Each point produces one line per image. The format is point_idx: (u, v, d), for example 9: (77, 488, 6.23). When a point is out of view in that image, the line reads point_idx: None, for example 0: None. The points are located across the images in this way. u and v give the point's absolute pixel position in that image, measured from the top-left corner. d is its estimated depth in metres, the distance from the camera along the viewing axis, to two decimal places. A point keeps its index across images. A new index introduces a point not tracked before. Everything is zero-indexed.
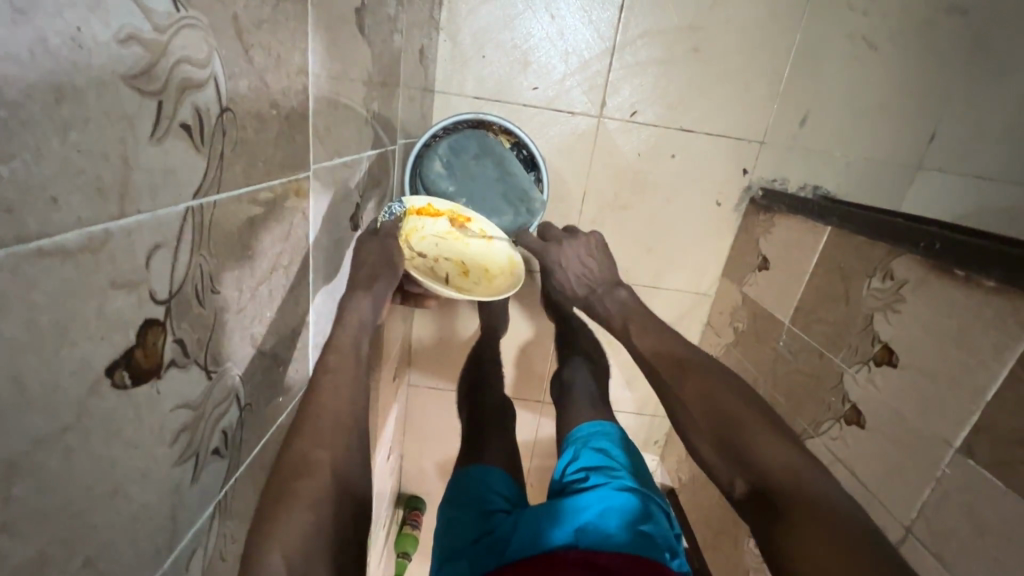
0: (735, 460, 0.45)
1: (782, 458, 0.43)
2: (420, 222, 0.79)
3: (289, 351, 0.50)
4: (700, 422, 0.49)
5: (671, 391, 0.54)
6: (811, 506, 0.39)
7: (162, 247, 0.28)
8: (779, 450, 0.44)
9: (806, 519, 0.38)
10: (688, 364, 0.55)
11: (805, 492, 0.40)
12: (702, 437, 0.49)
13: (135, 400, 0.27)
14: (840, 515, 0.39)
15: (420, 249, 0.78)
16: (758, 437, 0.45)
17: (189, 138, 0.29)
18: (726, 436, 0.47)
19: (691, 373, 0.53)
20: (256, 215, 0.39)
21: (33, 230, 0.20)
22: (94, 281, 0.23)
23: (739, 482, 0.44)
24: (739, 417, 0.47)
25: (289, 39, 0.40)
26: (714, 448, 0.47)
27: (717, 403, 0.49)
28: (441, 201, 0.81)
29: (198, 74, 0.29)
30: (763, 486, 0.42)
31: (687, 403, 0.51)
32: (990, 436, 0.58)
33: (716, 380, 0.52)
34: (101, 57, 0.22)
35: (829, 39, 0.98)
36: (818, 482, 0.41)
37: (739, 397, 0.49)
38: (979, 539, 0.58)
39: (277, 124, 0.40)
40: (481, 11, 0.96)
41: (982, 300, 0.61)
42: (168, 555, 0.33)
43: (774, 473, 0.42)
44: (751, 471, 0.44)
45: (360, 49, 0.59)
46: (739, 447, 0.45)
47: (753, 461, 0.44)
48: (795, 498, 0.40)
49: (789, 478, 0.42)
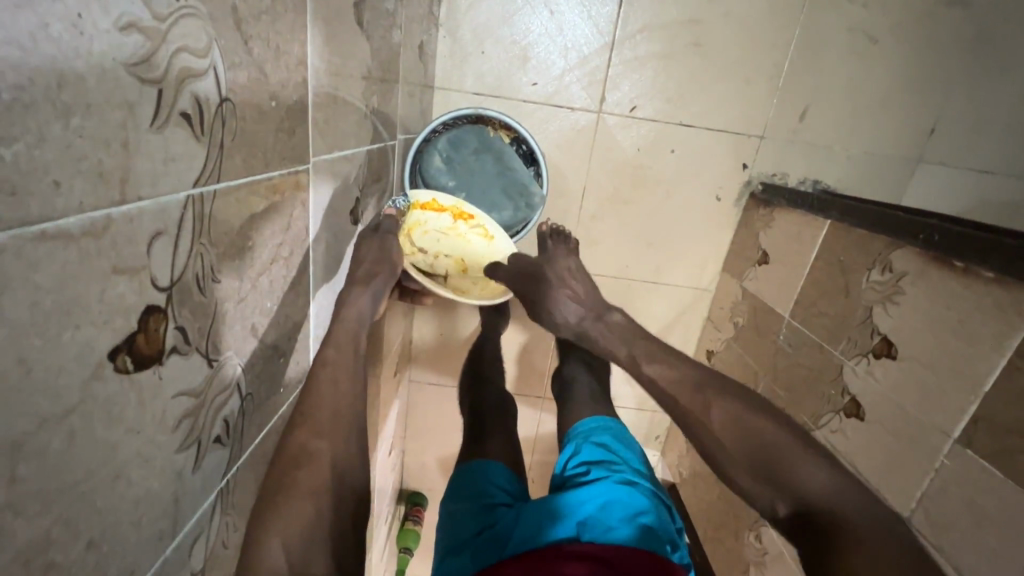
0: (778, 489, 0.43)
1: (825, 483, 0.42)
2: (423, 216, 0.79)
3: (290, 343, 0.50)
4: (734, 452, 0.46)
5: (696, 417, 0.50)
6: (870, 536, 0.38)
7: (163, 235, 0.28)
8: (820, 473, 0.43)
9: (867, 553, 0.37)
10: (705, 383, 0.52)
11: (857, 518, 0.40)
12: (738, 467, 0.46)
13: (137, 385, 0.28)
14: (898, 540, 0.38)
15: (421, 245, 0.79)
16: (798, 461, 0.44)
17: (189, 128, 0.29)
18: (764, 463, 0.45)
19: (712, 397, 0.50)
20: (256, 207, 0.39)
21: (36, 214, 0.20)
22: (96, 265, 0.24)
23: (784, 509, 0.43)
24: (773, 443, 0.45)
25: (288, 31, 0.40)
26: (751, 476, 0.45)
27: (748, 426, 0.47)
28: (447, 196, 0.79)
29: (198, 64, 0.29)
30: (814, 516, 0.41)
31: (716, 430, 0.48)
32: (989, 426, 0.58)
33: (739, 403, 0.49)
34: (102, 44, 0.22)
35: (829, 32, 0.98)
36: (862, 505, 0.41)
37: (766, 416, 0.48)
38: (978, 529, 0.58)
39: (277, 115, 0.40)
40: (480, 7, 0.96)
41: (981, 290, 0.61)
42: (171, 541, 0.33)
43: (823, 502, 0.41)
44: (797, 500, 0.42)
45: (359, 43, 0.59)
46: (782, 475, 0.43)
47: (797, 488, 0.42)
48: (851, 528, 0.39)
49: (840, 507, 0.41)
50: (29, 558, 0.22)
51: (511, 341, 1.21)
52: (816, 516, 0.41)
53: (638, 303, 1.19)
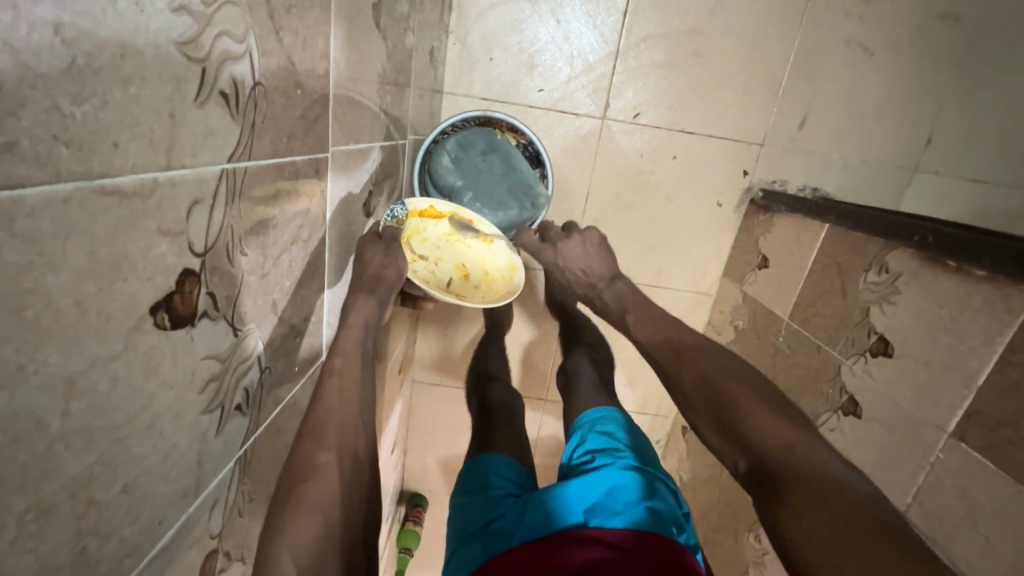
0: (734, 438, 0.46)
1: (776, 431, 0.44)
2: (422, 223, 0.79)
3: (307, 325, 0.52)
4: (701, 408, 0.50)
5: (674, 381, 0.55)
6: (809, 477, 0.39)
7: (200, 203, 0.30)
8: (776, 424, 0.44)
9: (803, 493, 0.39)
10: (684, 351, 0.56)
11: (800, 462, 0.41)
12: (704, 421, 0.50)
13: (173, 342, 0.29)
14: (846, 488, 0.38)
15: (421, 252, 0.78)
16: (755, 414, 0.46)
17: (225, 106, 0.31)
18: (724, 419, 0.48)
19: (687, 359, 0.55)
20: (280, 185, 0.41)
21: (97, 170, 0.22)
22: (143, 224, 0.26)
23: (742, 461, 0.45)
24: (735, 397, 0.48)
25: (313, 25, 0.42)
26: (716, 432, 0.48)
27: (712, 384, 0.51)
28: (445, 203, 0.81)
29: (236, 48, 0.31)
30: (764, 465, 0.43)
31: (687, 392, 0.52)
32: (981, 420, 0.60)
33: (712, 363, 0.53)
34: (158, 23, 0.25)
35: (826, 44, 1.01)
36: (814, 454, 0.42)
37: (735, 377, 0.51)
38: (972, 520, 0.59)
39: (302, 103, 0.42)
40: (489, 15, 1.00)
41: (973, 288, 0.63)
42: (194, 499, 0.35)
43: (770, 449, 0.43)
44: (749, 449, 0.44)
45: (376, 43, 0.62)
46: (737, 428, 0.46)
47: (753, 439, 0.45)
48: (791, 471, 0.41)
49: (786, 453, 0.42)
50: (75, 490, 0.24)
51: (515, 342, 1.22)
52: (763, 461, 0.43)
53: None
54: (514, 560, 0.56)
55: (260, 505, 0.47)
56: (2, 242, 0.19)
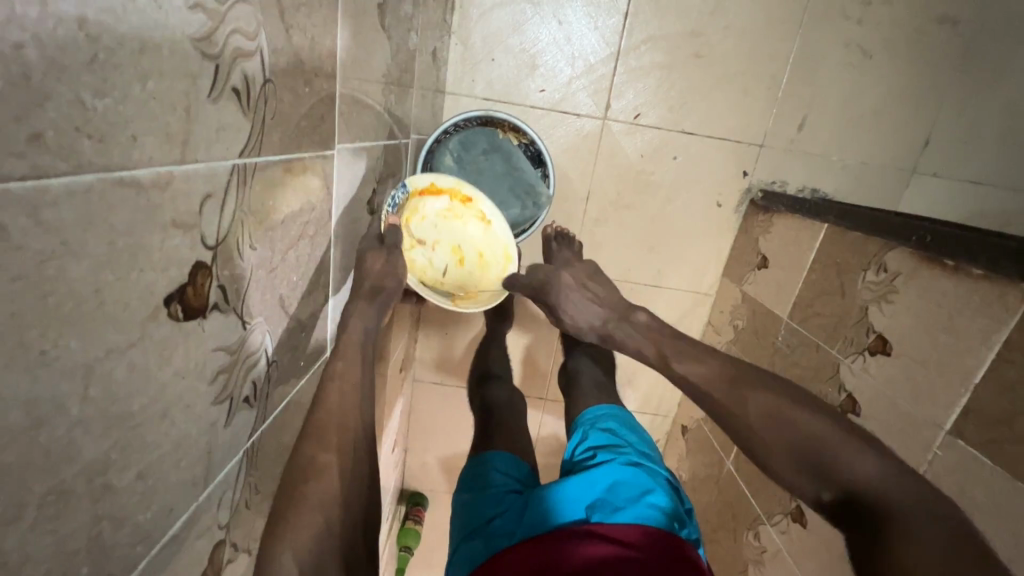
0: (820, 479, 0.45)
1: (867, 471, 0.44)
2: (421, 202, 0.77)
3: (313, 321, 0.53)
4: (773, 446, 0.48)
5: (731, 411, 0.52)
6: (920, 526, 0.40)
7: (212, 197, 0.31)
8: (864, 463, 0.44)
9: (916, 540, 0.39)
10: (740, 380, 0.54)
11: (902, 508, 0.41)
12: (777, 458, 0.48)
13: (185, 332, 0.30)
14: (948, 523, 0.40)
15: (419, 234, 0.78)
16: (839, 451, 0.45)
17: (237, 102, 0.32)
18: (806, 457, 0.46)
19: (746, 389, 0.52)
20: (287, 181, 0.41)
21: (116, 161, 0.23)
22: (159, 216, 0.26)
23: (829, 497, 0.45)
24: (813, 432, 0.47)
25: (321, 23, 0.43)
26: (794, 469, 0.47)
27: (782, 418, 0.49)
28: (445, 179, 0.78)
29: (248, 45, 0.32)
30: (863, 506, 0.43)
31: (753, 426, 0.50)
32: (978, 417, 0.60)
33: (774, 393, 0.51)
34: (174, 19, 0.25)
35: (826, 46, 1.02)
36: (906, 490, 0.42)
37: (801, 405, 0.50)
38: (969, 516, 0.60)
39: (310, 100, 0.43)
40: (492, 15, 1.01)
41: (971, 287, 0.63)
42: (203, 490, 0.35)
43: (867, 493, 0.43)
44: (841, 491, 0.44)
45: (380, 43, 0.62)
46: (824, 467, 0.45)
47: (844, 480, 0.44)
48: (894, 517, 0.41)
49: (883, 496, 0.42)
50: (92, 475, 0.25)
51: (516, 342, 1.23)
52: (860, 505, 0.43)
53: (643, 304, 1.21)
54: (516, 556, 0.56)
55: (266, 498, 0.47)
56: (27, 230, 0.19)
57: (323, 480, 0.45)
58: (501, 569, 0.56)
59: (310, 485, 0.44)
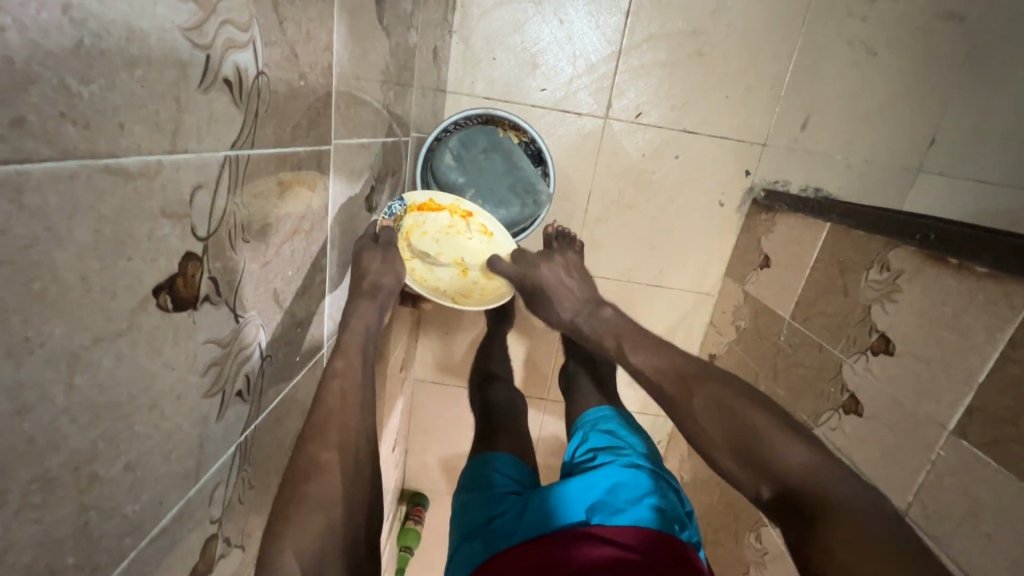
0: (756, 468, 0.45)
1: (803, 459, 0.44)
2: (422, 217, 0.79)
3: (309, 317, 0.53)
4: (718, 438, 0.48)
5: (681, 405, 0.53)
6: (843, 508, 0.39)
7: (203, 188, 0.31)
8: (799, 452, 0.44)
9: (844, 529, 0.38)
10: (692, 376, 0.54)
11: (833, 492, 0.41)
12: (721, 450, 0.48)
13: (175, 323, 0.30)
14: (874, 513, 0.39)
15: (421, 248, 0.78)
16: (776, 440, 0.45)
17: (229, 93, 0.32)
18: (745, 447, 0.46)
19: (696, 382, 0.53)
20: (282, 175, 0.41)
21: (104, 149, 0.23)
22: (147, 205, 0.26)
23: (765, 489, 0.44)
24: (753, 423, 0.47)
25: (317, 17, 0.43)
26: (736, 461, 0.47)
27: (726, 408, 0.49)
28: (444, 196, 0.81)
29: (240, 36, 0.32)
30: (794, 494, 0.42)
31: (700, 419, 0.50)
32: (982, 417, 0.60)
33: (720, 386, 0.52)
34: (163, 8, 0.25)
35: (830, 45, 1.02)
36: (837, 480, 0.42)
37: (744, 397, 0.50)
38: (972, 517, 0.59)
39: (306, 95, 0.43)
40: (493, 15, 1.01)
41: (975, 285, 0.63)
42: (195, 483, 0.35)
43: (795, 477, 0.43)
44: (771, 475, 0.44)
45: (379, 40, 0.63)
46: (759, 456, 0.45)
47: (779, 469, 0.44)
48: (818, 499, 0.41)
49: (811, 480, 0.42)
50: (79, 464, 0.24)
51: (517, 343, 1.22)
52: (794, 496, 0.42)
53: (645, 304, 1.20)
54: (516, 559, 0.56)
55: (261, 493, 0.47)
56: (11, 214, 0.19)
57: (317, 475, 0.45)
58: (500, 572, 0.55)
59: (307, 481, 0.44)
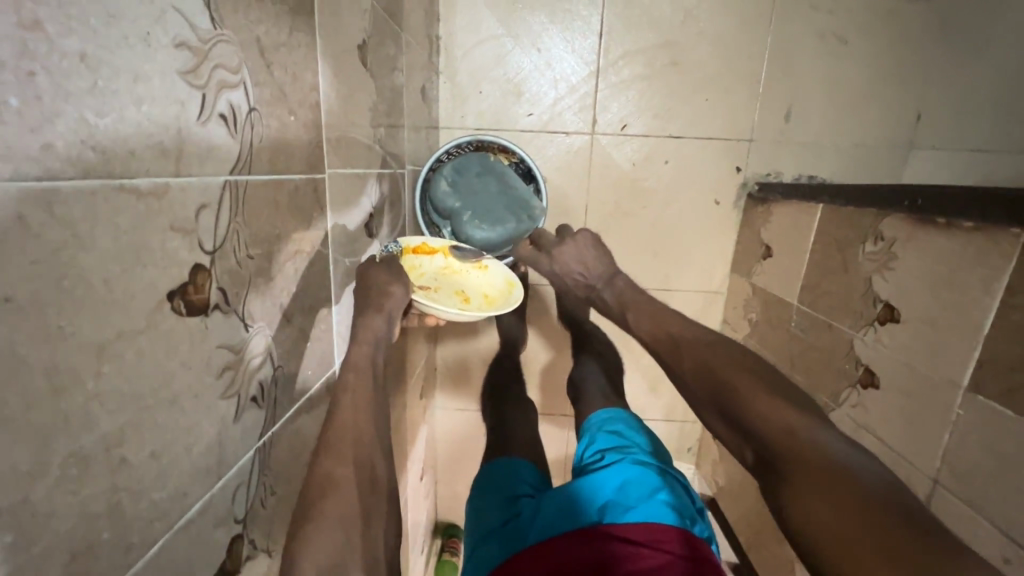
0: (740, 428, 0.47)
1: (784, 420, 0.45)
2: (418, 260, 0.81)
3: (317, 335, 0.56)
4: (705, 399, 0.52)
5: (675, 369, 0.57)
6: (817, 464, 0.40)
7: (207, 208, 0.35)
8: (781, 411, 0.45)
9: (809, 481, 0.40)
10: (682, 341, 0.58)
11: (808, 448, 0.42)
12: (710, 411, 0.51)
13: (189, 326, 0.34)
14: (848, 468, 0.40)
15: (421, 284, 0.78)
16: (758, 401, 0.47)
17: (224, 126, 0.37)
18: (729, 407, 0.49)
19: (687, 350, 0.56)
20: (281, 199, 0.46)
21: (118, 171, 0.27)
22: (158, 221, 0.31)
23: (749, 450, 0.47)
24: (735, 383, 0.49)
25: (302, 61, 0.48)
26: (722, 422, 0.50)
27: (714, 376, 0.52)
28: (435, 239, 0.83)
29: (231, 78, 0.37)
30: (770, 451, 0.44)
31: (692, 384, 0.54)
32: (993, 367, 0.59)
33: (712, 353, 0.54)
34: (163, 55, 0.30)
35: (799, 38, 1.05)
36: (816, 438, 0.43)
37: (733, 362, 0.52)
38: (1001, 473, 0.58)
39: (296, 128, 0.48)
40: (475, 52, 1.08)
41: (966, 239, 0.63)
42: (218, 480, 0.38)
43: (776, 437, 0.44)
44: (754, 436, 0.46)
45: (365, 80, 0.69)
46: (741, 415, 0.47)
47: (758, 428, 0.46)
48: (798, 458, 0.42)
49: (792, 438, 0.43)
50: (109, 446, 0.28)
51: (533, 362, 1.23)
52: (770, 453, 0.44)
53: None
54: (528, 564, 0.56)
55: (284, 502, 0.50)
56: (45, 221, 0.23)
57: (332, 477, 0.47)
58: None
59: (323, 481, 0.46)
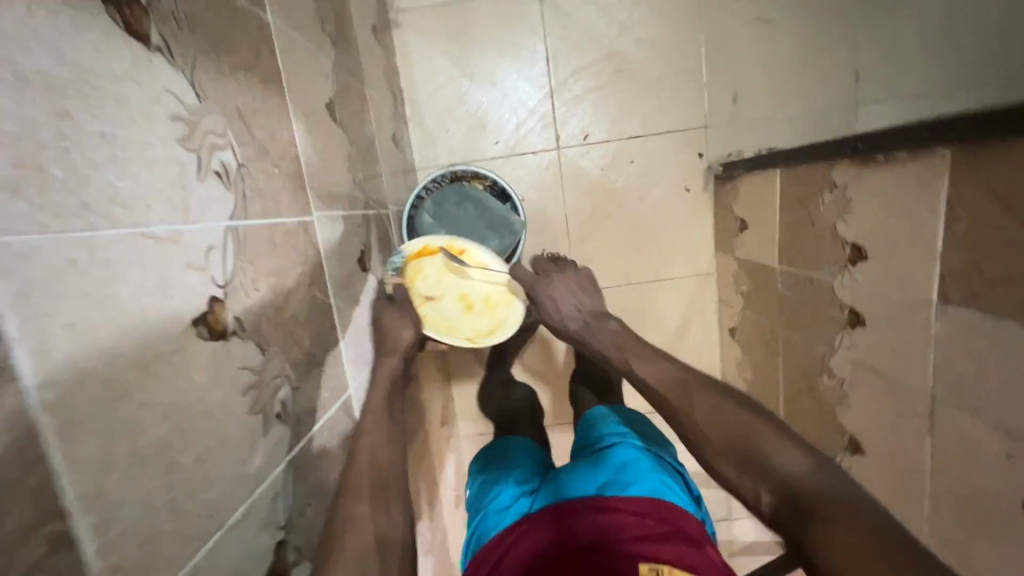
0: (759, 477, 0.49)
1: (802, 468, 0.48)
2: (422, 260, 0.77)
3: (329, 361, 0.62)
4: (718, 448, 0.53)
5: (678, 407, 0.57)
6: (840, 505, 0.44)
7: (214, 248, 0.41)
8: (800, 460, 0.49)
9: (837, 521, 0.43)
10: (687, 379, 0.59)
11: (827, 494, 0.45)
12: (722, 460, 0.52)
13: (213, 347, 0.39)
14: (864, 507, 0.44)
15: (426, 291, 0.77)
16: (776, 451, 0.50)
17: (219, 180, 0.43)
18: (745, 455, 0.50)
19: (691, 387, 0.58)
20: (277, 240, 0.52)
21: (140, 222, 0.34)
22: (176, 261, 0.37)
23: (765, 495, 0.48)
24: (750, 435, 0.51)
25: (277, 122, 0.56)
26: (735, 470, 0.51)
27: (729, 425, 0.53)
28: (437, 236, 0.76)
29: (220, 141, 0.44)
30: (794, 497, 0.46)
31: (701, 429, 0.54)
32: (952, 278, 0.63)
33: (717, 399, 0.56)
34: (163, 128, 0.37)
35: (727, 28, 1.14)
36: (832, 483, 0.46)
37: (739, 408, 0.54)
38: (984, 375, 0.60)
39: (281, 178, 0.55)
40: (437, 96, 1.18)
41: (903, 169, 0.68)
42: (256, 486, 0.43)
43: (796, 481, 0.47)
44: (775, 482, 0.48)
45: (337, 134, 0.77)
46: (760, 464, 0.49)
47: (778, 475, 0.48)
48: (821, 502, 0.45)
49: (813, 486, 0.46)
50: (160, 448, 0.33)
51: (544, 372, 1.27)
52: (794, 500, 0.46)
53: (649, 300, 1.26)
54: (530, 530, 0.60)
55: (320, 514, 0.54)
56: (90, 263, 0.29)
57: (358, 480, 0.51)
58: (517, 545, 0.59)
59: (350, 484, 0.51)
